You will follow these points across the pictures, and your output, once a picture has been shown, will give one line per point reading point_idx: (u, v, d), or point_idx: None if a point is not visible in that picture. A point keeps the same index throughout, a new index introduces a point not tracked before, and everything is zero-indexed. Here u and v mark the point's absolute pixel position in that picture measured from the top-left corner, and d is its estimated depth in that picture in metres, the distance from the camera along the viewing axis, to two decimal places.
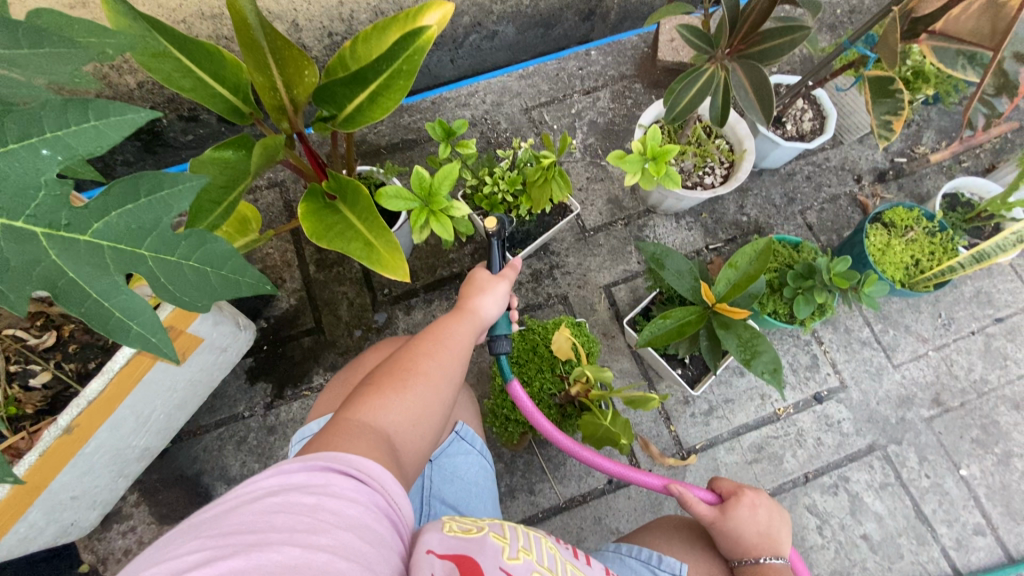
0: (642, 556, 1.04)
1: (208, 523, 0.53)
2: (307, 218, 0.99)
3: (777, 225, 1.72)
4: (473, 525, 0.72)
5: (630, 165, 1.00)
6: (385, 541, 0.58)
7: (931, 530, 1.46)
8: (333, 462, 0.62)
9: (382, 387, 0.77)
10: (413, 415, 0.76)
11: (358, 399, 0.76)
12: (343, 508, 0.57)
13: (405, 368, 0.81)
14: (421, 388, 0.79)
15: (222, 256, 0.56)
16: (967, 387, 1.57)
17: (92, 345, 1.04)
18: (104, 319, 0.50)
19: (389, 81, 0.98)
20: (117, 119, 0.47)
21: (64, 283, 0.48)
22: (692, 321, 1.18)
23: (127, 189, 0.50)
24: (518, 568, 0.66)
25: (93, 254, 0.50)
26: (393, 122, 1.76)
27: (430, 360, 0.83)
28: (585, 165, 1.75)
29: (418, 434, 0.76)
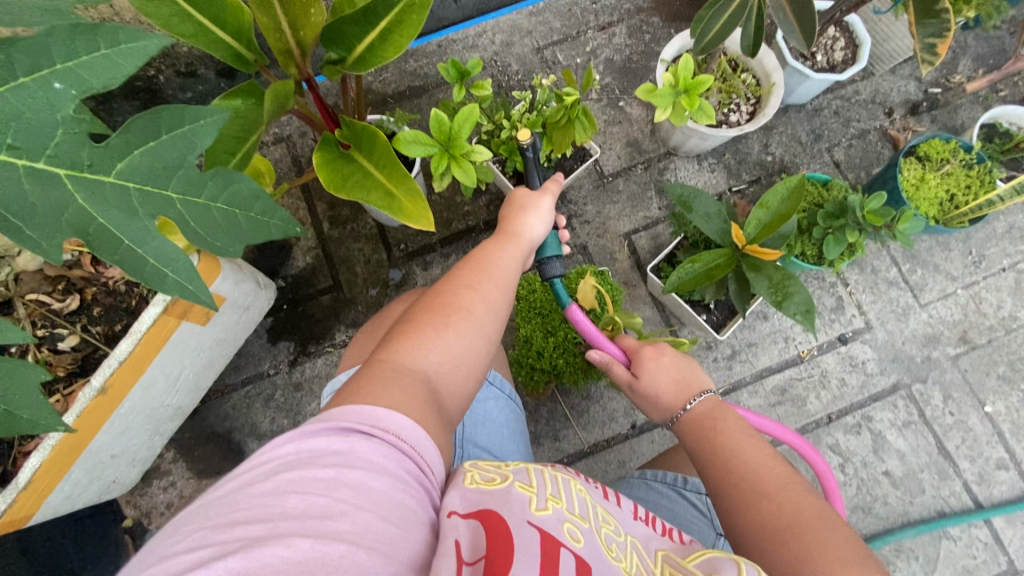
0: (668, 479, 1.01)
1: (213, 510, 0.49)
2: (322, 169, 0.96)
3: (803, 163, 1.66)
4: (497, 472, 0.64)
5: (660, 99, 0.94)
6: (412, 519, 0.54)
7: (953, 465, 1.48)
8: (360, 423, 0.58)
9: (422, 328, 0.75)
10: (453, 357, 0.75)
11: (395, 341, 0.74)
12: (366, 482, 0.52)
13: (445, 306, 0.78)
14: (462, 329, 0.77)
15: (250, 198, 0.55)
16: (995, 324, 1.55)
17: (116, 308, 1.03)
18: (140, 266, 0.48)
19: (401, 17, 0.92)
20: (131, 47, 0.44)
21: (96, 228, 0.46)
22: (721, 265, 1.15)
23: (148, 125, 0.47)
24: (549, 521, 0.58)
25: (120, 197, 0.47)
26: (399, 68, 1.68)
27: (473, 297, 0.81)
28: (602, 108, 1.67)
29: (460, 375, 0.75)
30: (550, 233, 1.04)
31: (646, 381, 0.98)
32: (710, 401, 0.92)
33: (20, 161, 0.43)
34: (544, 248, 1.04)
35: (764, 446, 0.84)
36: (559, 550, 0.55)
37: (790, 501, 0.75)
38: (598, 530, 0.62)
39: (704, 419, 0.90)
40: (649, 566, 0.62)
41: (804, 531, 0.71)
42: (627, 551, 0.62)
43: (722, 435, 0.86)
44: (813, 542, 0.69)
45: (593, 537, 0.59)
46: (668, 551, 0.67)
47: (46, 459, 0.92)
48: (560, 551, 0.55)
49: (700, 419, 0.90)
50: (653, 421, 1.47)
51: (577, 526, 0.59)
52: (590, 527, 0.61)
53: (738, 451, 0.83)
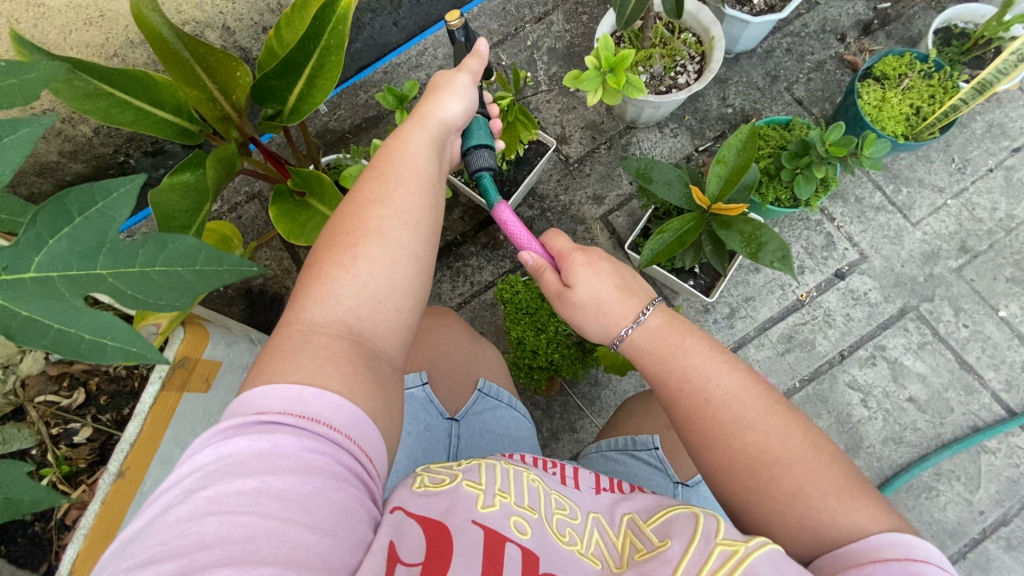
0: (619, 445, 1.02)
1: (136, 541, 0.48)
2: (280, 221, 0.99)
3: (765, 108, 1.64)
4: (447, 473, 0.67)
5: (588, 83, 0.95)
6: (349, 515, 0.53)
7: (977, 377, 1.44)
8: (283, 413, 0.55)
9: (329, 268, 0.67)
10: (373, 290, 0.67)
11: (302, 289, 0.67)
12: (293, 489, 0.51)
13: (352, 233, 0.69)
14: (374, 255, 0.67)
15: (189, 252, 0.55)
16: (994, 227, 1.51)
17: (121, 393, 1.08)
18: (75, 345, 0.51)
19: (322, 61, 0.94)
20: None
21: (21, 322, 0.50)
22: (691, 230, 1.14)
23: (58, 212, 0.50)
24: (494, 518, 0.61)
25: (46, 286, 0.51)
26: (350, 103, 1.71)
27: (382, 212, 0.70)
28: (555, 97, 1.67)
29: (390, 306, 0.68)
30: (479, 120, 0.93)
31: (583, 290, 0.86)
32: (662, 311, 0.83)
33: None
34: (469, 138, 0.92)
35: (736, 364, 0.77)
36: (505, 544, 0.58)
37: (783, 434, 0.71)
38: (548, 518, 0.64)
39: (663, 340, 0.81)
40: (610, 540, 0.66)
41: (796, 465, 0.68)
42: (581, 532, 0.65)
43: (690, 363, 0.77)
44: (803, 476, 0.68)
45: (541, 525, 0.62)
46: (634, 515, 0.69)
47: (81, 550, 0.93)
48: (505, 546, 0.58)
49: (656, 348, 0.81)
50: None
51: (524, 518, 0.62)
52: (539, 516, 0.63)
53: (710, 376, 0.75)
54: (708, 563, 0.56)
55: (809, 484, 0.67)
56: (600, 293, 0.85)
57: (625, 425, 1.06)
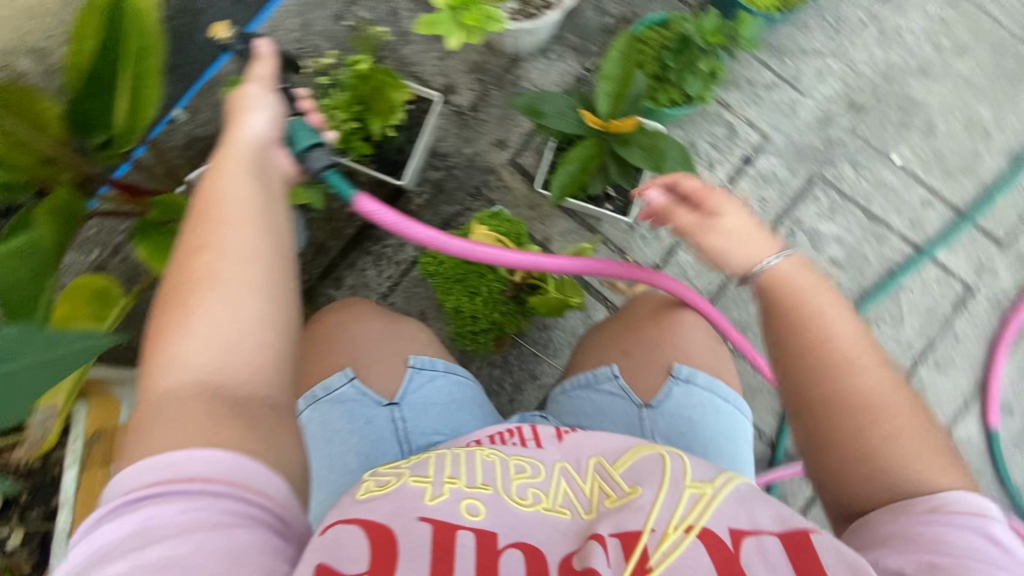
0: (580, 383, 1.02)
1: None
2: (154, 259, 0.88)
3: (643, 8, 1.59)
4: (393, 472, 0.66)
5: (443, 27, 0.87)
6: (246, 556, 0.50)
7: (885, 224, 1.54)
8: (144, 481, 0.51)
9: (169, 329, 0.59)
10: (222, 336, 0.58)
11: (148, 363, 0.59)
12: (172, 554, 0.48)
13: (182, 286, 0.61)
14: (209, 302, 0.59)
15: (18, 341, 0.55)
16: (875, 78, 1.56)
17: (44, 484, 0.98)
18: None
19: (137, 66, 0.82)
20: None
21: None
22: (592, 156, 1.12)
23: None
24: (443, 509, 0.59)
25: None
26: (210, 103, 1.54)
27: (207, 255, 0.62)
28: (430, 46, 1.56)
29: (248, 347, 0.59)
30: (294, 122, 0.83)
31: (728, 217, 0.81)
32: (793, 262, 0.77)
33: None
34: (297, 142, 0.82)
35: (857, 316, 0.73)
36: (455, 534, 0.57)
37: (881, 383, 0.67)
38: (506, 488, 0.63)
39: (798, 283, 0.75)
40: (578, 488, 0.64)
41: (898, 417, 0.65)
42: (546, 488, 0.64)
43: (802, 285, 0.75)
44: (902, 426, 0.65)
45: (496, 499, 0.61)
46: (601, 458, 0.67)
47: None
48: (456, 533, 0.57)
49: (810, 276, 0.75)
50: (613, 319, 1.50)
51: (477, 500, 0.61)
52: (493, 491, 0.62)
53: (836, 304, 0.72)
54: (679, 510, 0.57)
55: (905, 432, 0.65)
56: (747, 221, 0.81)
57: (581, 364, 1.06)
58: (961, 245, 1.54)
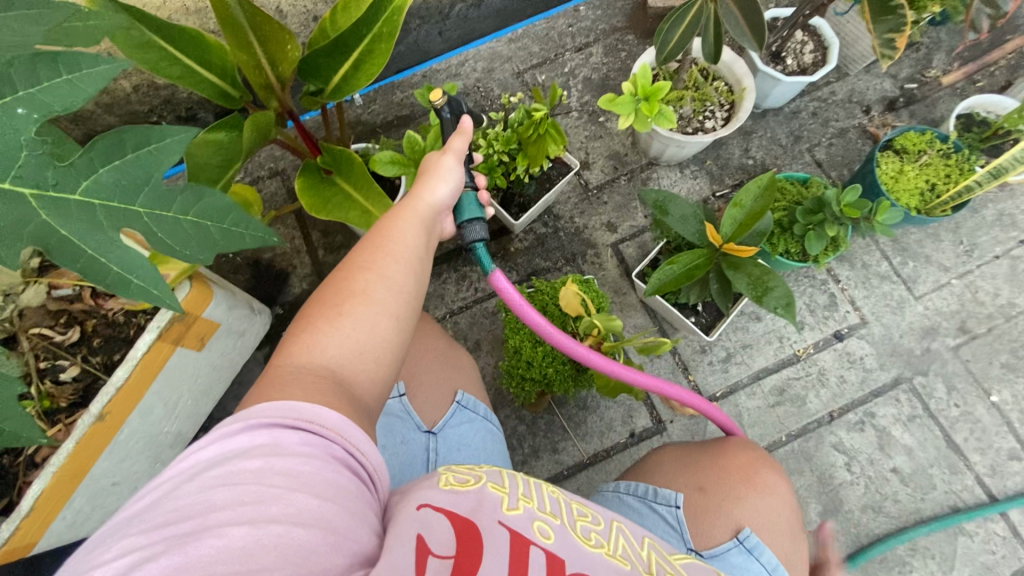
0: (638, 492, 0.96)
1: (141, 518, 0.51)
2: (305, 193, 0.99)
3: (785, 164, 1.68)
4: (472, 473, 0.70)
5: (621, 108, 0.98)
6: (349, 492, 0.56)
7: (963, 458, 1.44)
8: (285, 415, 0.58)
9: (317, 321, 0.69)
10: (354, 345, 0.69)
11: (289, 340, 0.69)
12: (296, 467, 0.54)
13: (339, 293, 0.71)
14: (358, 315, 0.70)
15: (223, 210, 0.56)
16: (994, 312, 1.53)
17: (116, 338, 1.08)
18: (102, 276, 0.48)
19: (371, 46, 0.97)
20: (89, 72, 0.45)
21: (56, 240, 0.46)
22: (700, 265, 1.17)
23: (114, 144, 0.49)
24: (518, 520, 0.65)
25: (83, 211, 0.48)
26: (385, 99, 1.76)
27: (370, 277, 0.73)
28: (583, 123, 1.72)
29: (370, 360, 0.70)
30: (468, 194, 0.93)
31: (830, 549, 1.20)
32: None
33: None
34: (461, 211, 0.93)
35: None
36: (529, 548, 0.63)
37: None
38: (571, 524, 0.69)
39: None
40: (636, 550, 0.72)
41: None
42: (606, 536, 0.71)
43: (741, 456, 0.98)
44: None
45: (564, 532, 0.67)
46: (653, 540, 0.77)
47: (47, 487, 0.94)
48: (530, 548, 0.62)
49: None
50: (651, 428, 1.47)
51: (547, 524, 0.66)
52: (561, 523, 0.67)
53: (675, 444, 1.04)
54: None
55: None
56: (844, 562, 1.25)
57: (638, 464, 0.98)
58: None
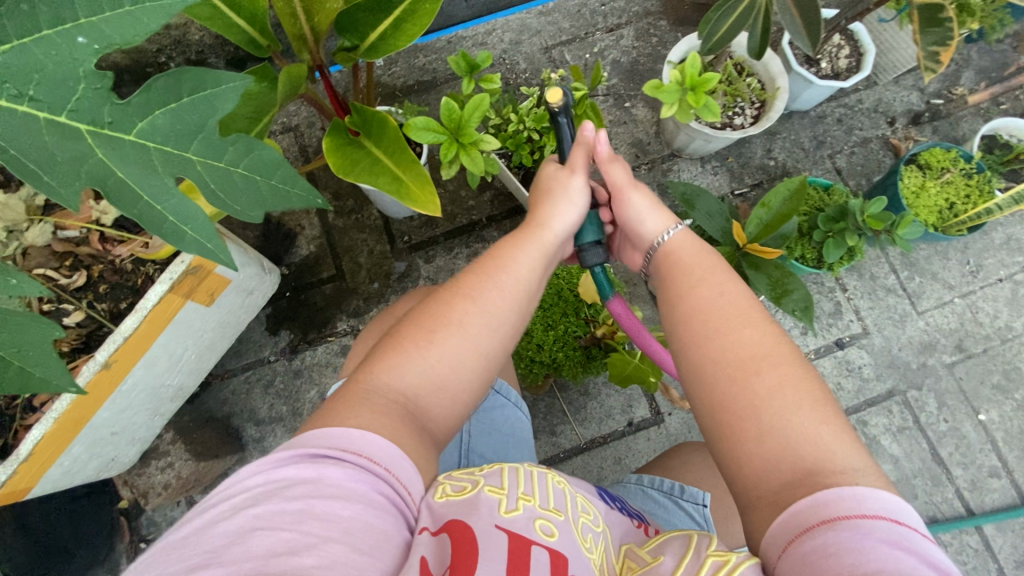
0: (664, 488, 1.02)
1: (169, 558, 0.51)
2: (332, 154, 0.96)
3: (805, 169, 1.67)
4: (468, 480, 0.70)
5: (666, 95, 0.95)
6: (387, 537, 0.57)
7: (946, 472, 1.49)
8: (334, 447, 0.61)
9: (406, 345, 0.74)
10: (436, 377, 0.74)
11: (376, 357, 0.74)
12: (335, 512, 0.55)
13: (441, 315, 0.77)
14: (452, 344, 0.75)
15: (272, 165, 0.53)
16: (991, 334, 1.56)
17: (122, 286, 1.04)
18: (158, 223, 0.48)
19: (416, 6, 0.94)
20: (152, 7, 0.44)
21: (113, 182, 0.47)
22: (721, 263, 1.16)
23: (169, 85, 0.47)
24: (519, 520, 0.65)
25: (139, 154, 0.48)
26: (408, 62, 1.70)
27: (469, 308, 0.78)
28: (608, 108, 1.69)
29: (446, 392, 0.74)
30: (589, 214, 0.97)
31: None
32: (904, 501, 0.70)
33: (42, 115, 0.45)
34: (582, 234, 0.98)
35: None
36: (531, 547, 0.63)
37: None
38: (574, 520, 0.70)
39: None
40: (611, 560, 0.71)
41: None
42: (602, 539, 0.71)
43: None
44: None
45: (567, 527, 0.67)
46: (630, 544, 0.75)
47: (47, 433, 0.92)
48: (531, 548, 0.62)
49: None
50: (649, 419, 1.48)
51: (550, 521, 0.67)
52: (565, 519, 0.68)
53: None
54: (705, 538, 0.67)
55: None
56: None
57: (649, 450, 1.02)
58: (1013, 530, 1.46)
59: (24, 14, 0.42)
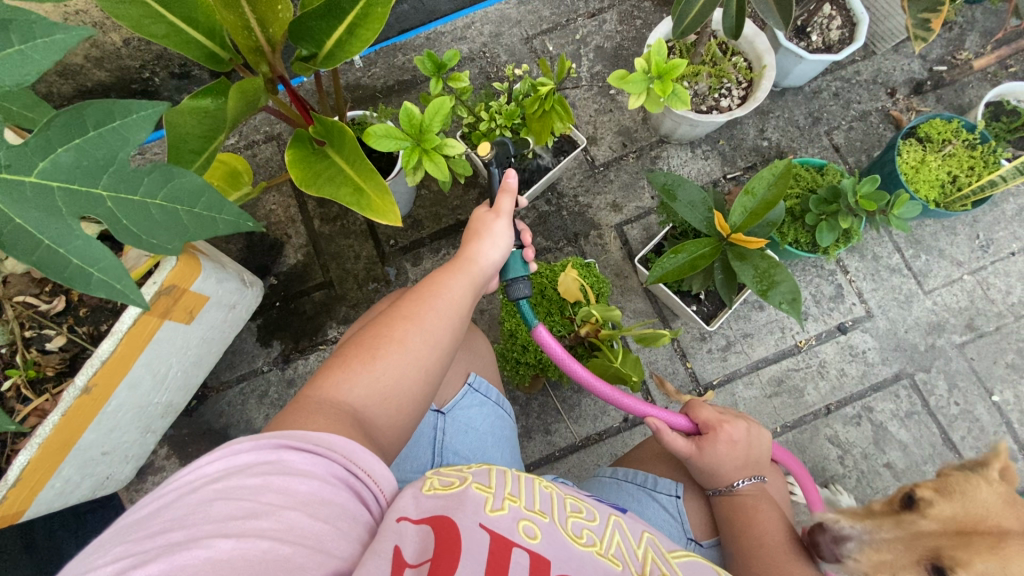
0: (638, 480, 1.07)
1: (136, 528, 0.55)
2: (295, 165, 0.95)
3: (801, 148, 1.61)
4: (458, 476, 0.71)
5: (632, 86, 0.91)
6: (344, 513, 0.60)
7: (958, 456, 1.43)
8: (292, 437, 0.63)
9: (351, 361, 0.77)
10: (381, 389, 0.76)
11: (324, 374, 0.77)
12: (291, 486, 0.58)
13: (377, 339, 0.80)
14: (393, 359, 0.79)
15: (194, 191, 0.53)
16: (1003, 311, 1.50)
17: (102, 309, 1.05)
18: (61, 267, 0.47)
19: (367, 9, 0.91)
20: (44, 40, 0.46)
21: (10, 230, 0.47)
22: (705, 255, 1.12)
23: (71, 122, 0.48)
24: (502, 521, 0.63)
25: (42, 197, 0.48)
26: (387, 63, 1.68)
27: (408, 328, 0.81)
28: (593, 96, 1.64)
29: (392, 404, 0.77)
30: (514, 253, 1.03)
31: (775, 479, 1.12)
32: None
33: None
34: (509, 268, 1.04)
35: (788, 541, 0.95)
36: (511, 549, 0.61)
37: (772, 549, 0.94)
38: (561, 521, 0.68)
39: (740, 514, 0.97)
40: (632, 546, 0.69)
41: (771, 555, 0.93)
42: (599, 534, 0.69)
43: (761, 521, 0.96)
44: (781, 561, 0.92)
45: (552, 529, 0.65)
46: (653, 536, 0.74)
47: (34, 457, 0.94)
48: (512, 550, 0.60)
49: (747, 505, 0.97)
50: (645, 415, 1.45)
51: (533, 523, 0.65)
52: (549, 521, 0.66)
53: (763, 437, 1.04)
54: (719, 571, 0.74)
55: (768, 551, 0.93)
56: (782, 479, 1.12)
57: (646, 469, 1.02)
58: None
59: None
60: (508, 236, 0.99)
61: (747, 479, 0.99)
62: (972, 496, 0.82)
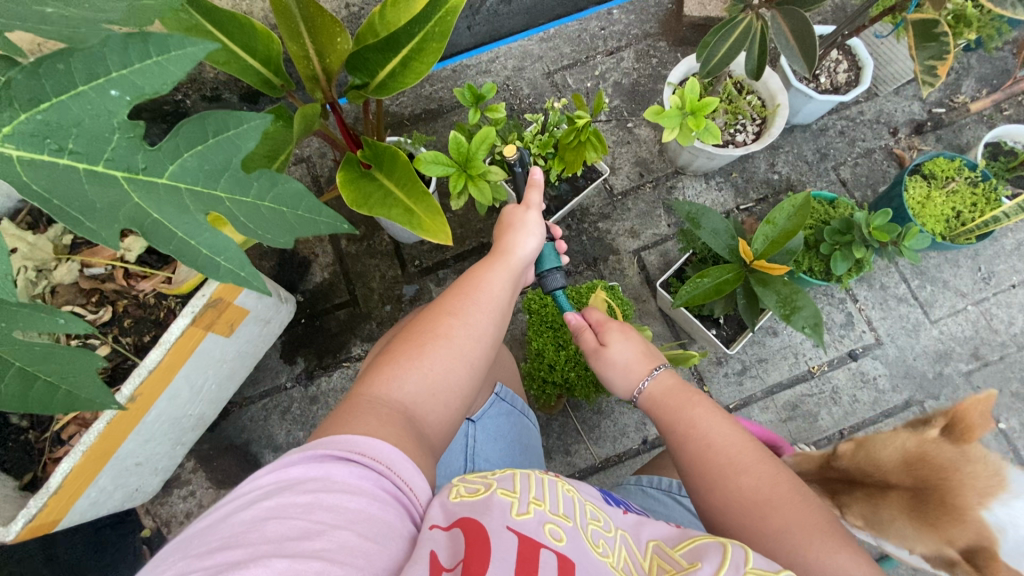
0: (662, 486, 1.09)
1: (192, 545, 0.55)
2: (345, 187, 0.99)
3: (810, 182, 1.69)
4: (482, 483, 0.70)
5: (668, 121, 0.98)
6: (388, 529, 0.60)
7: None
8: (341, 450, 0.64)
9: (397, 359, 0.80)
10: (429, 385, 0.79)
11: (371, 374, 0.80)
12: (342, 504, 0.58)
13: (421, 337, 0.83)
14: (437, 356, 0.81)
15: (296, 195, 0.55)
16: (1007, 341, 1.55)
17: (145, 319, 1.07)
18: (193, 257, 0.49)
19: (422, 44, 0.98)
20: (178, 53, 0.47)
21: (150, 223, 0.48)
22: (729, 280, 1.17)
23: (195, 129, 0.50)
24: (528, 524, 0.63)
25: (172, 195, 0.50)
26: (415, 92, 1.75)
27: (453, 323, 0.85)
28: (611, 128, 1.72)
29: (438, 398, 0.79)
30: (547, 245, 1.08)
31: None
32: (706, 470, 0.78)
33: (80, 165, 0.46)
34: (543, 261, 1.09)
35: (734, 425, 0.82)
36: (539, 550, 0.60)
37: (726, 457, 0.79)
38: (583, 527, 0.67)
39: (668, 404, 0.88)
40: (638, 559, 0.68)
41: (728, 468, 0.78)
42: (613, 544, 0.67)
43: (693, 419, 0.84)
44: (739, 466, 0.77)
45: (576, 533, 0.64)
46: (659, 542, 0.72)
47: (76, 465, 0.95)
48: (540, 549, 0.60)
49: (660, 394, 0.91)
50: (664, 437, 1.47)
51: (559, 525, 0.64)
52: (573, 524, 0.65)
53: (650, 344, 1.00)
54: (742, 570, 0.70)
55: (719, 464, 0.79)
56: None
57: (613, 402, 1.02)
58: None
59: (59, 73, 0.44)
60: (539, 226, 1.03)
61: (661, 365, 0.95)
62: (876, 454, 0.86)
